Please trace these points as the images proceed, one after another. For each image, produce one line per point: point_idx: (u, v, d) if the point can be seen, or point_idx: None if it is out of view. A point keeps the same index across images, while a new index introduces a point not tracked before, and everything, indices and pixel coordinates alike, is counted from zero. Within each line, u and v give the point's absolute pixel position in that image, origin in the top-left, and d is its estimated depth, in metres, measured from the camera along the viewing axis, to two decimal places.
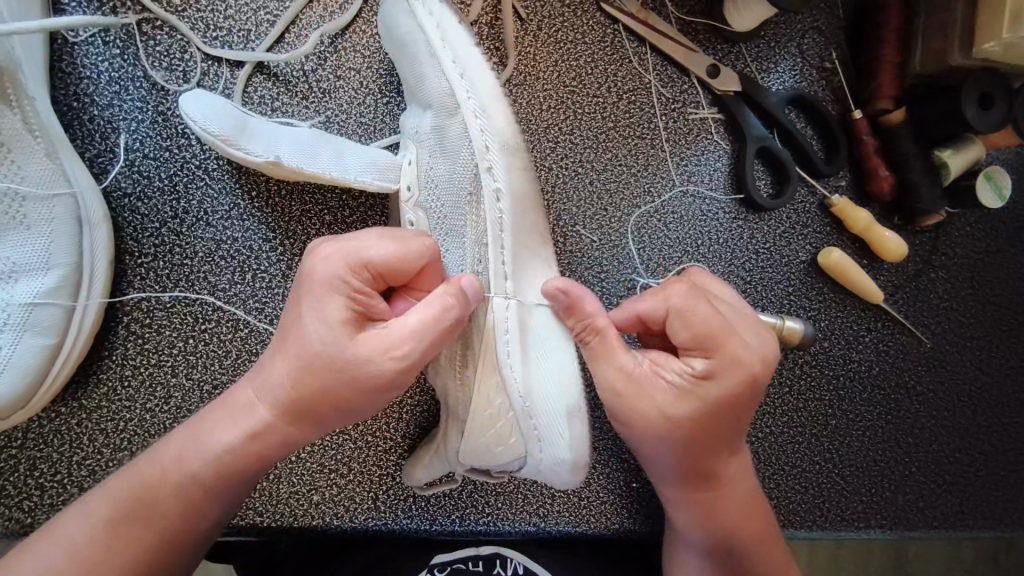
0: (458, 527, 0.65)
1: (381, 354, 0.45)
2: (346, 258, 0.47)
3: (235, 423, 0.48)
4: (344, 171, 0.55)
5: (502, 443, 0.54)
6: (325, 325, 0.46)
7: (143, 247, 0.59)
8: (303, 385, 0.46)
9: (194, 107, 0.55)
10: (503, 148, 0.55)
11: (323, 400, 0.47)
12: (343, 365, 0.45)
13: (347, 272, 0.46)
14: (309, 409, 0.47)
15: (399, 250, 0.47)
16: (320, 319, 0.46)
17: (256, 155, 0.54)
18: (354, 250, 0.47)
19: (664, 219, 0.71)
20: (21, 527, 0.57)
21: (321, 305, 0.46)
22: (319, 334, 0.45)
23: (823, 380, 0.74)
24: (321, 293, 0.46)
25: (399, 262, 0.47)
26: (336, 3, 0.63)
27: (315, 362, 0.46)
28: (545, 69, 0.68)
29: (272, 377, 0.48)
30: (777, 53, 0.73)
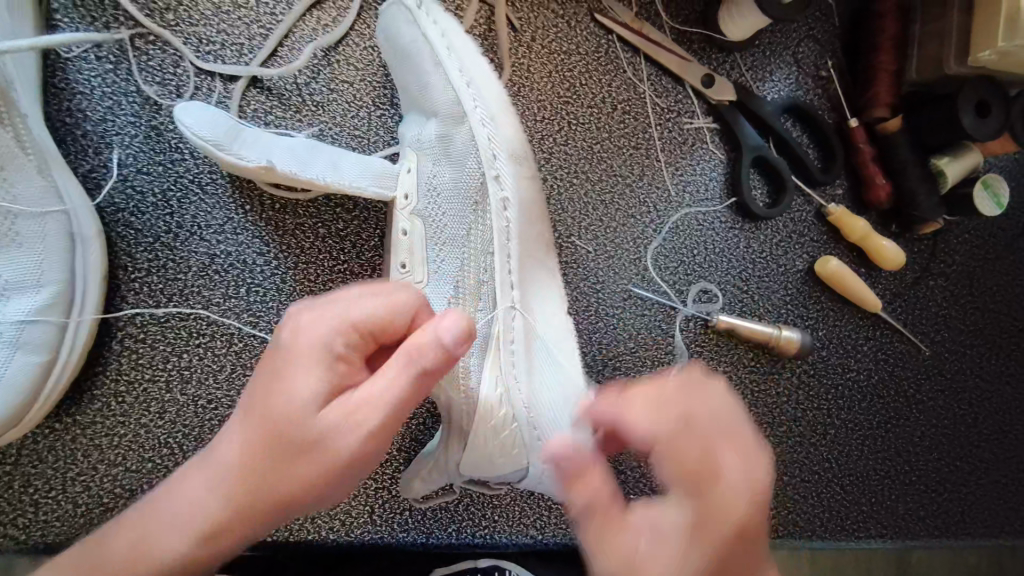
0: (454, 540, 0.65)
1: (355, 424, 0.42)
2: (329, 319, 0.44)
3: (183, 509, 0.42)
4: (341, 178, 0.55)
5: (504, 454, 0.52)
6: (297, 394, 0.42)
7: (137, 263, 0.59)
8: (267, 462, 0.42)
9: (189, 115, 0.54)
10: (510, 157, 0.55)
11: (287, 481, 0.42)
12: (315, 439, 0.42)
13: (329, 333, 0.43)
14: (269, 492, 0.42)
15: (391, 303, 0.45)
16: (293, 388, 0.42)
17: (248, 160, 0.53)
18: (339, 309, 0.45)
19: (660, 228, 0.70)
20: (16, 544, 0.56)
21: (297, 371, 0.43)
22: (291, 404, 0.42)
23: (822, 390, 0.74)
24: (299, 357, 0.43)
25: (387, 318, 0.45)
26: (330, 16, 0.63)
27: (284, 435, 0.42)
28: (540, 80, 0.68)
29: (232, 455, 0.43)
30: (772, 62, 0.73)
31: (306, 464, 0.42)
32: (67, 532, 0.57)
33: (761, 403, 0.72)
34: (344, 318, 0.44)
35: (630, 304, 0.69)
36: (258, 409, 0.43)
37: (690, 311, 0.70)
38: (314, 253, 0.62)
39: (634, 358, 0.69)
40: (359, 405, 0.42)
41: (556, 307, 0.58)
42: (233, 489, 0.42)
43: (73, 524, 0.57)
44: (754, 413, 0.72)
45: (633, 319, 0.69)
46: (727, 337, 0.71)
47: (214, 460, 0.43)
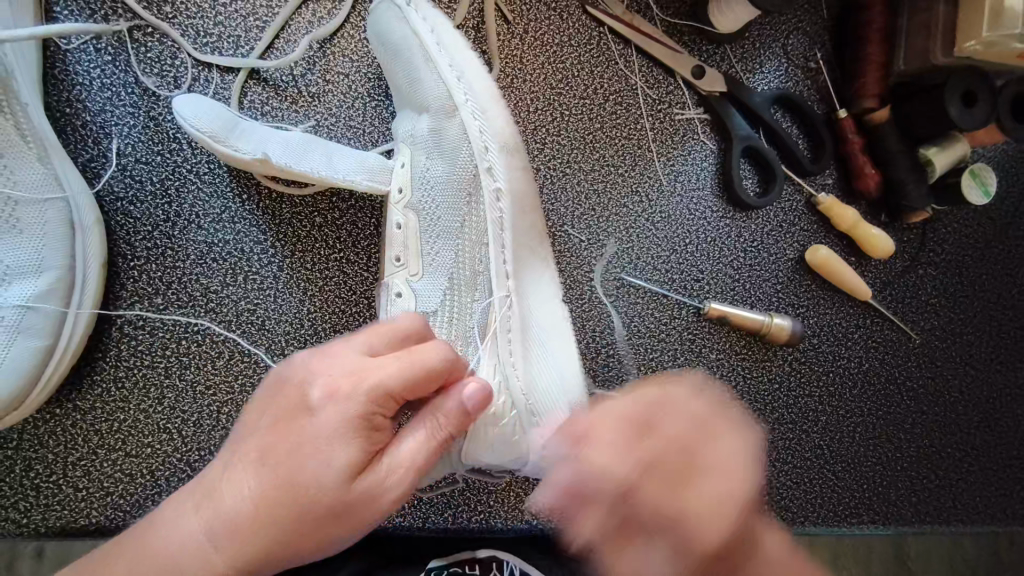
0: (451, 525, 0.66)
1: (381, 496, 0.42)
2: (356, 386, 0.42)
3: (183, 556, 0.42)
4: (334, 173, 0.56)
5: (504, 443, 0.52)
6: (325, 461, 0.41)
7: (136, 251, 0.60)
8: (282, 523, 0.41)
9: (187, 106, 0.55)
10: (502, 149, 0.56)
11: (302, 537, 0.42)
12: (336, 506, 0.41)
13: (359, 402, 0.42)
14: (282, 549, 0.42)
15: (428, 367, 0.43)
16: (322, 455, 0.41)
17: (245, 153, 0.53)
18: (368, 374, 0.42)
19: (652, 218, 0.71)
20: (18, 527, 0.57)
21: (328, 439, 0.41)
22: (319, 471, 0.41)
23: (812, 377, 0.75)
24: (328, 425, 0.41)
25: (422, 385, 0.43)
26: (325, 8, 0.64)
27: (304, 499, 0.41)
28: (532, 71, 0.69)
29: (241, 509, 0.41)
30: (762, 53, 0.74)
31: (322, 526, 0.41)
32: (68, 516, 0.58)
33: (753, 390, 0.73)
34: (371, 387, 0.42)
35: (623, 292, 0.70)
36: (279, 468, 0.41)
37: (683, 299, 0.71)
38: (311, 242, 0.63)
39: (628, 345, 0.70)
40: (388, 476, 0.42)
41: (552, 296, 0.58)
42: (242, 545, 0.41)
43: (74, 507, 0.58)
44: (747, 400, 0.73)
45: (626, 307, 0.70)
46: (718, 325, 0.72)
47: (221, 511, 0.42)
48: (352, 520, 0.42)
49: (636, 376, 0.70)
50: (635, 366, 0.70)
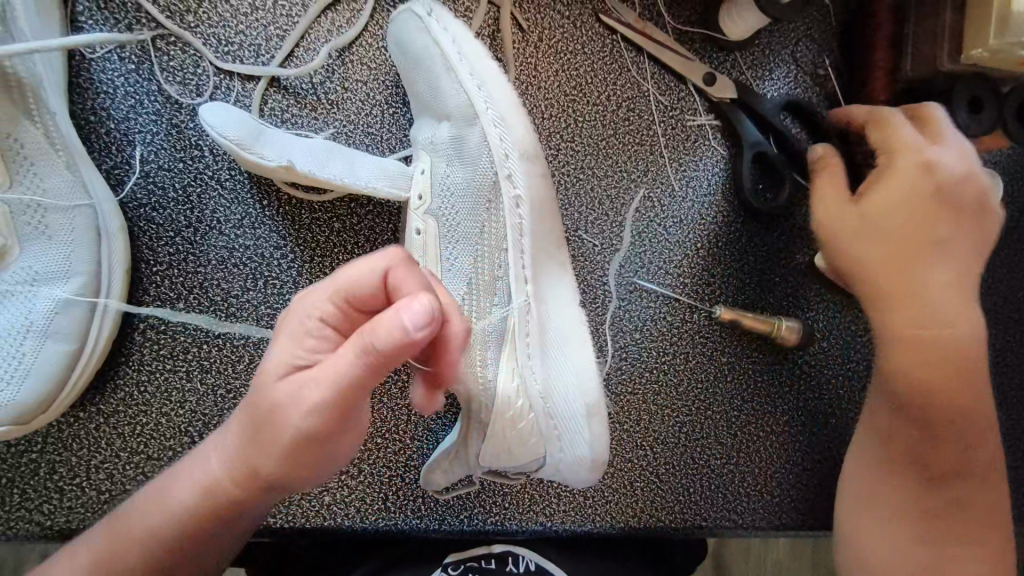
0: (467, 527, 0.67)
1: (296, 407, 0.39)
2: (302, 298, 0.41)
3: (189, 468, 0.45)
4: (356, 179, 0.57)
5: (523, 445, 0.54)
6: (265, 371, 0.41)
7: (159, 256, 0.61)
8: (247, 433, 0.42)
9: (212, 115, 0.56)
10: (522, 157, 0.56)
11: (258, 449, 0.42)
12: (268, 415, 0.40)
13: (305, 309, 0.40)
14: (250, 464, 0.42)
15: (359, 284, 0.39)
16: (262, 367, 0.41)
17: (269, 161, 0.55)
18: (313, 288, 0.41)
19: (664, 222, 0.72)
20: (42, 529, 0.58)
21: (268, 347, 0.41)
22: (261, 379, 0.41)
23: (823, 379, 0.75)
24: (273, 334, 0.41)
25: (357, 288, 0.39)
26: (344, 18, 0.65)
27: (254, 408, 0.41)
28: (546, 79, 0.70)
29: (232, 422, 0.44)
30: (771, 61, 0.75)
31: (270, 441, 0.41)
32: (91, 518, 0.59)
33: (764, 393, 0.73)
34: (310, 298, 0.40)
35: (635, 296, 0.71)
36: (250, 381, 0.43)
37: (695, 303, 0.72)
38: (330, 248, 0.63)
39: (640, 348, 0.71)
40: (303, 388, 0.39)
41: (568, 299, 0.58)
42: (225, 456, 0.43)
43: (97, 510, 0.59)
44: (758, 404, 0.73)
45: (639, 312, 0.71)
46: (729, 328, 0.72)
47: (222, 424, 0.45)
48: (285, 429, 0.40)
49: (648, 379, 0.71)
50: (647, 369, 0.71)
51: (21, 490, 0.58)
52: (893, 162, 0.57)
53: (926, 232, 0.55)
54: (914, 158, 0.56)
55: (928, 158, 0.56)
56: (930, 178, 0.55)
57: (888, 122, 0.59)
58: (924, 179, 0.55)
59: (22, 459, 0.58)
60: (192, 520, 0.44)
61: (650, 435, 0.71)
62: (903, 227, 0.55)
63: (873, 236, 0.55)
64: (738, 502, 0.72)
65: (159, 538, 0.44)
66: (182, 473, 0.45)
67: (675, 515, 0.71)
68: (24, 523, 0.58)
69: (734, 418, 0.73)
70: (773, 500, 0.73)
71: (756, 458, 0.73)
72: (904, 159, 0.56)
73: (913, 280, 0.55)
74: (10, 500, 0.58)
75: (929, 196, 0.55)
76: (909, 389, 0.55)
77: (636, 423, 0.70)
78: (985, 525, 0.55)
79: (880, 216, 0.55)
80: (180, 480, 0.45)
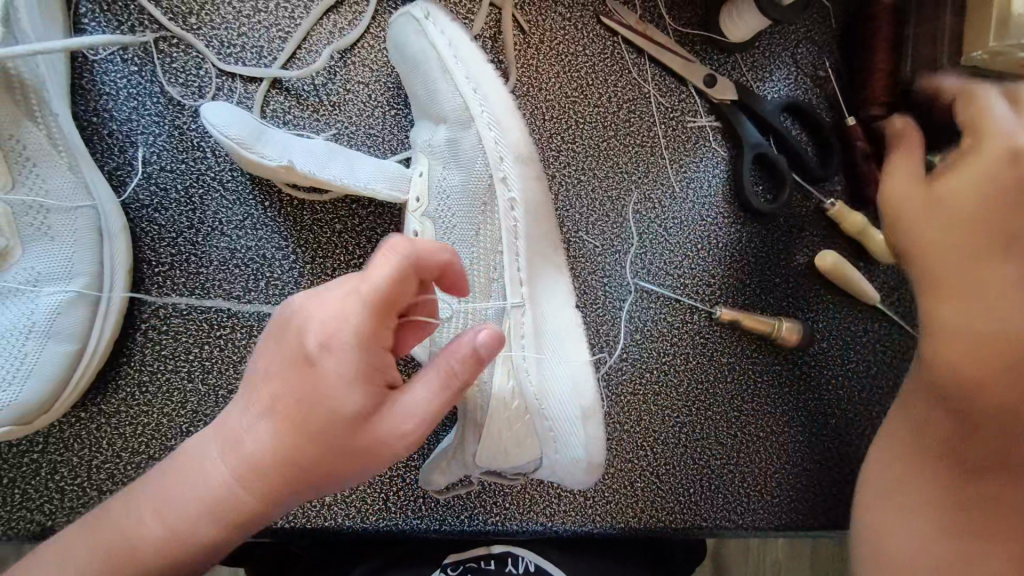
0: (467, 527, 0.67)
1: (389, 427, 0.42)
2: (338, 321, 0.41)
3: (197, 501, 0.42)
4: (354, 180, 0.57)
5: (518, 445, 0.55)
6: (338, 412, 0.41)
7: (160, 257, 0.61)
8: (294, 466, 0.41)
9: (215, 113, 0.56)
10: (516, 160, 0.57)
11: (311, 480, 0.42)
12: (340, 432, 0.41)
13: (336, 316, 0.41)
14: (294, 493, 0.43)
15: (390, 286, 0.41)
16: (331, 408, 0.41)
17: (270, 160, 0.55)
18: (344, 307, 0.41)
19: (665, 223, 0.72)
20: (43, 529, 0.58)
21: (334, 388, 0.41)
22: (332, 419, 0.41)
23: (823, 381, 0.75)
24: (330, 372, 0.41)
25: (394, 291, 0.41)
26: (346, 20, 0.65)
27: (316, 446, 0.41)
28: (548, 81, 0.70)
29: (254, 454, 0.42)
30: (772, 62, 0.76)
31: (333, 455, 0.42)
32: None
33: (764, 393, 0.74)
34: (351, 319, 0.41)
35: (636, 297, 0.71)
36: (287, 416, 0.41)
37: (696, 304, 0.72)
38: (331, 248, 0.64)
39: (641, 349, 0.71)
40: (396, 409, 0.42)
41: (564, 301, 0.58)
42: (256, 490, 0.42)
43: None
44: (758, 404, 0.73)
45: (639, 313, 0.71)
46: (729, 329, 0.73)
47: (233, 454, 0.42)
48: (365, 446, 0.42)
49: (649, 379, 0.71)
50: (647, 370, 0.71)
51: (23, 490, 0.58)
52: (977, 150, 0.54)
53: (992, 225, 0.53)
54: (1000, 142, 0.53)
55: (1019, 145, 0.52)
56: (1020, 163, 0.51)
57: (987, 110, 0.55)
58: (1009, 166, 0.52)
59: (24, 459, 0.58)
60: (217, 533, 0.43)
61: (651, 435, 0.71)
62: (971, 216, 0.53)
63: (933, 220, 0.55)
64: (738, 503, 0.72)
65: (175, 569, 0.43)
66: (191, 506, 0.42)
67: (675, 515, 0.71)
68: (25, 523, 0.58)
69: (734, 419, 0.73)
70: (774, 500, 0.73)
71: (756, 459, 0.73)
72: (989, 145, 0.53)
73: (965, 272, 0.53)
74: (11, 500, 0.58)
75: (1013, 182, 0.52)
76: (955, 382, 0.53)
77: (636, 423, 0.70)
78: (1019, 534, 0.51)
79: (944, 202, 0.55)
80: (193, 513, 0.42)
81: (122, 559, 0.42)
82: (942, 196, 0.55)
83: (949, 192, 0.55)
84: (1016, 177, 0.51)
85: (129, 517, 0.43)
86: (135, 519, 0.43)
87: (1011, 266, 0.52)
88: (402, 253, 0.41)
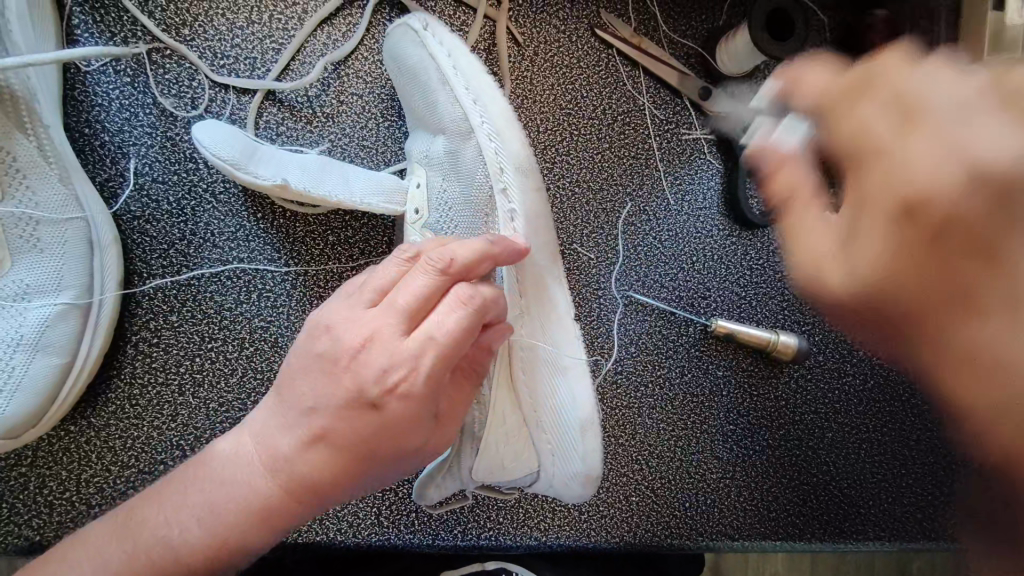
0: (461, 542, 0.66)
1: (440, 442, 0.45)
2: (416, 367, 0.41)
3: (244, 509, 0.42)
4: (351, 195, 0.56)
5: (516, 459, 0.54)
6: (402, 445, 0.42)
7: (152, 268, 0.61)
8: (348, 483, 0.43)
9: (206, 134, 0.55)
10: (516, 170, 0.57)
11: (368, 487, 0.45)
12: (398, 451, 0.42)
13: (404, 357, 0.41)
14: (342, 498, 0.44)
15: (456, 331, 0.41)
16: (396, 443, 0.42)
17: (264, 179, 0.54)
18: (421, 352, 0.41)
19: (659, 234, 0.72)
20: (30, 544, 0.58)
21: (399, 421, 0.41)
22: (395, 448, 0.42)
23: (818, 393, 0.74)
24: (399, 414, 0.41)
25: (468, 339, 0.42)
26: (340, 31, 0.65)
27: (377, 467, 0.43)
28: (542, 92, 0.70)
29: (306, 466, 0.42)
30: (767, 75, 0.74)
31: (388, 467, 0.43)
32: None
33: (760, 407, 0.73)
34: (426, 362, 0.41)
35: (630, 310, 0.71)
36: (350, 445, 0.42)
37: (691, 316, 0.72)
38: (324, 260, 0.63)
39: (635, 361, 0.71)
40: (445, 428, 0.45)
41: (567, 312, 0.58)
42: (304, 498, 0.43)
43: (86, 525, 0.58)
44: (754, 417, 0.73)
45: (635, 324, 0.71)
46: (723, 342, 0.72)
47: (281, 468, 0.42)
48: (419, 455, 0.44)
49: (644, 392, 0.71)
50: (642, 381, 0.71)
51: (10, 505, 0.58)
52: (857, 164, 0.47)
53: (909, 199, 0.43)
54: (930, 170, 0.42)
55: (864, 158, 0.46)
56: (972, 190, 0.40)
57: (909, 101, 0.44)
58: (922, 210, 0.42)
59: (12, 474, 0.58)
60: (264, 537, 0.43)
61: (645, 448, 0.70)
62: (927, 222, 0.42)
63: (900, 266, 0.44)
64: (735, 517, 0.71)
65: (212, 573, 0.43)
66: (238, 517, 0.42)
67: (671, 530, 0.70)
68: (13, 537, 0.57)
69: (731, 433, 0.72)
70: (770, 514, 0.72)
71: (752, 471, 0.72)
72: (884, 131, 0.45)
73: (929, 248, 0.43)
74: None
75: (980, 206, 0.40)
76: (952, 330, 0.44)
77: (631, 437, 0.70)
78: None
79: (903, 258, 0.44)
80: (240, 520, 0.42)
81: (163, 564, 0.42)
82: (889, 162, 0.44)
83: (902, 242, 0.44)
84: (945, 221, 0.41)
85: (170, 522, 0.42)
86: (174, 525, 0.42)
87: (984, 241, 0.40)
88: (478, 304, 0.42)
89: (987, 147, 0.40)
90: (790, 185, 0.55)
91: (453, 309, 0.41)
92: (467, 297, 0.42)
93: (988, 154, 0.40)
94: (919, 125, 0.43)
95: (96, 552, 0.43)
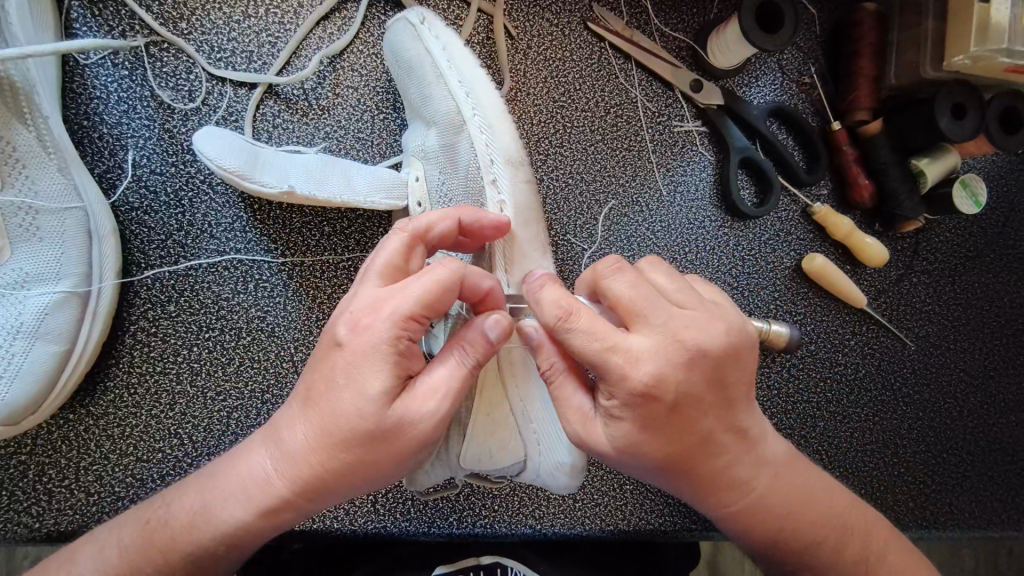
0: (456, 529, 0.67)
1: (416, 413, 0.43)
2: (383, 310, 0.42)
3: (249, 502, 0.46)
4: (354, 194, 0.57)
5: (502, 447, 0.54)
6: (362, 394, 0.42)
7: (150, 259, 0.62)
8: (327, 456, 0.44)
9: (206, 143, 0.55)
10: (506, 162, 0.59)
11: (346, 466, 0.44)
12: (360, 408, 0.42)
13: (374, 304, 0.43)
14: (326, 480, 0.44)
15: (432, 284, 0.43)
16: (356, 391, 0.42)
17: (273, 188, 0.55)
18: (391, 300, 0.43)
19: (652, 225, 0.73)
20: (29, 532, 0.58)
21: (356, 367, 0.42)
22: (357, 404, 0.42)
23: (812, 383, 0.75)
24: (359, 352, 0.42)
25: (445, 296, 0.43)
26: (336, 26, 0.66)
27: (345, 432, 0.43)
28: (535, 85, 0.71)
29: (296, 444, 0.44)
30: (758, 68, 0.75)
31: (355, 432, 0.43)
32: (79, 520, 0.59)
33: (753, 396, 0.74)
34: (395, 308, 0.42)
35: None
36: (322, 404, 0.43)
37: None
38: (321, 251, 0.64)
39: None
40: (422, 401, 0.43)
41: None
42: (298, 484, 0.45)
43: (85, 512, 0.59)
44: None
45: None
46: None
47: (278, 457, 0.45)
48: (385, 422, 0.43)
49: None
50: None
51: (10, 492, 0.58)
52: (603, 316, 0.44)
53: (695, 378, 0.44)
54: (682, 351, 0.44)
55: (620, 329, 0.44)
56: (717, 359, 0.45)
57: (625, 301, 0.45)
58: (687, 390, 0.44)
59: (11, 462, 0.58)
60: (257, 516, 0.46)
61: None
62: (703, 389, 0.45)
63: (676, 438, 0.46)
64: None
65: (210, 547, 0.47)
66: (237, 490, 0.46)
67: (666, 517, 0.70)
68: (13, 525, 0.58)
69: None
70: None
71: None
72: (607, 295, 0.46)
73: (704, 408, 0.46)
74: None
75: (718, 379, 0.45)
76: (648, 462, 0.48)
77: None
78: (767, 483, 0.51)
79: (656, 437, 0.46)
80: (245, 510, 0.46)
81: (173, 547, 0.47)
82: (680, 430, 0.46)
83: (675, 425, 0.46)
84: (695, 391, 0.44)
85: (176, 497, 0.49)
86: (184, 510, 0.47)
87: (727, 394, 0.47)
88: (456, 264, 0.44)
89: (705, 330, 0.44)
90: (551, 367, 0.48)
91: (429, 269, 0.43)
92: (442, 262, 0.44)
93: (706, 333, 0.44)
94: (637, 317, 0.45)
95: (111, 527, 0.49)
